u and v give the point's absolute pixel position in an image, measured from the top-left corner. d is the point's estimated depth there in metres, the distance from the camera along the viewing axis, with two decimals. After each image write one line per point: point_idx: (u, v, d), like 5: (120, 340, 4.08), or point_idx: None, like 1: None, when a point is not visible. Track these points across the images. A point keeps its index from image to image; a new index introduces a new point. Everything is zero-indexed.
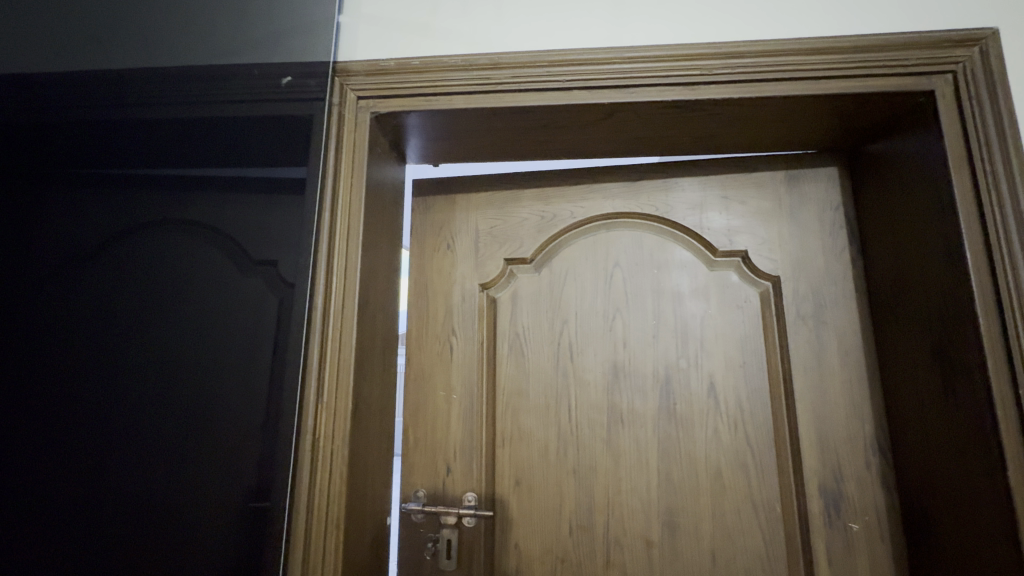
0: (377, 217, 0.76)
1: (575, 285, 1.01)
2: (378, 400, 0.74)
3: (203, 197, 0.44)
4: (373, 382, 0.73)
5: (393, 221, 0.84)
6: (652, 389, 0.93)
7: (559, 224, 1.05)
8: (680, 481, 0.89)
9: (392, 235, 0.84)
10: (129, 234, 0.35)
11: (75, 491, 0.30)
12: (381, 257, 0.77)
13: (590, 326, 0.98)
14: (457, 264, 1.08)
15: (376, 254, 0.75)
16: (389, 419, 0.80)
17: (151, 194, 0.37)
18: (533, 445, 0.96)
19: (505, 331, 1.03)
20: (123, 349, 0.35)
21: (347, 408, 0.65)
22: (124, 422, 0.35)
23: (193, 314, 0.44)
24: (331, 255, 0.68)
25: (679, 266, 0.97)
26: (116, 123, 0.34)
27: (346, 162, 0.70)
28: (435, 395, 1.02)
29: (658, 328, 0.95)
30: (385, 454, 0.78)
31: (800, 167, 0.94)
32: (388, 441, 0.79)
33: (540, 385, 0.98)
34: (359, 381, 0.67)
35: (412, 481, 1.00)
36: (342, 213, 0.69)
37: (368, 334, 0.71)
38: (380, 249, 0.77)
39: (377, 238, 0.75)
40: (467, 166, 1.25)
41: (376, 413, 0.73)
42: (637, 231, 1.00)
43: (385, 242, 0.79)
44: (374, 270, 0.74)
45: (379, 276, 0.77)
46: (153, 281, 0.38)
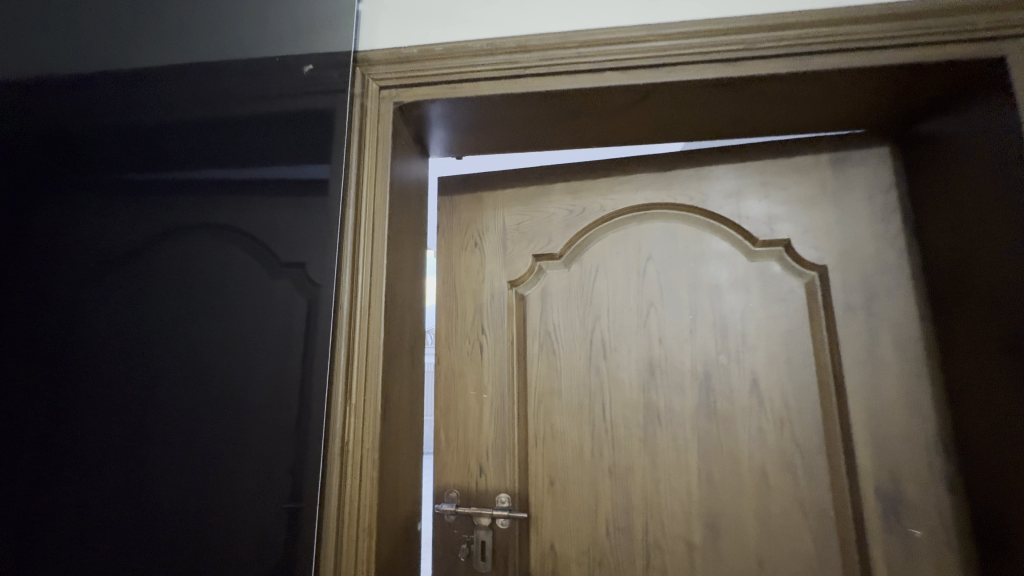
0: (402, 215, 0.74)
1: (606, 281, 0.98)
2: (406, 402, 0.72)
3: (227, 197, 0.43)
4: (402, 381, 0.71)
5: (418, 220, 0.82)
6: (690, 387, 0.89)
7: (588, 217, 1.01)
8: (724, 483, 0.85)
9: (418, 233, 0.82)
10: (164, 239, 0.35)
11: (105, 508, 0.29)
12: (407, 254, 0.75)
13: (623, 323, 0.95)
14: (486, 263, 1.06)
15: (401, 250, 0.73)
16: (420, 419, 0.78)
17: (179, 199, 0.36)
18: (567, 444, 0.93)
19: (535, 329, 1.00)
20: (158, 356, 0.34)
21: (373, 412, 0.62)
22: (157, 436, 0.34)
23: (222, 320, 0.42)
24: (357, 250, 0.65)
25: (716, 257, 0.92)
26: (151, 126, 0.34)
27: (369, 154, 0.68)
28: (466, 395, 1.00)
29: (696, 323, 0.91)
30: (416, 454, 0.76)
31: (846, 148, 0.88)
32: (419, 440, 0.77)
33: (572, 384, 0.95)
34: (387, 380, 0.65)
35: (445, 481, 0.98)
36: (368, 209, 0.67)
37: (396, 332, 0.69)
38: (406, 245, 0.75)
39: (403, 235, 0.74)
40: (493, 164, 1.24)
41: (402, 415, 0.70)
42: (670, 222, 0.96)
43: (410, 239, 0.77)
44: (400, 267, 0.72)
45: (405, 273, 0.75)
46: (186, 287, 0.37)
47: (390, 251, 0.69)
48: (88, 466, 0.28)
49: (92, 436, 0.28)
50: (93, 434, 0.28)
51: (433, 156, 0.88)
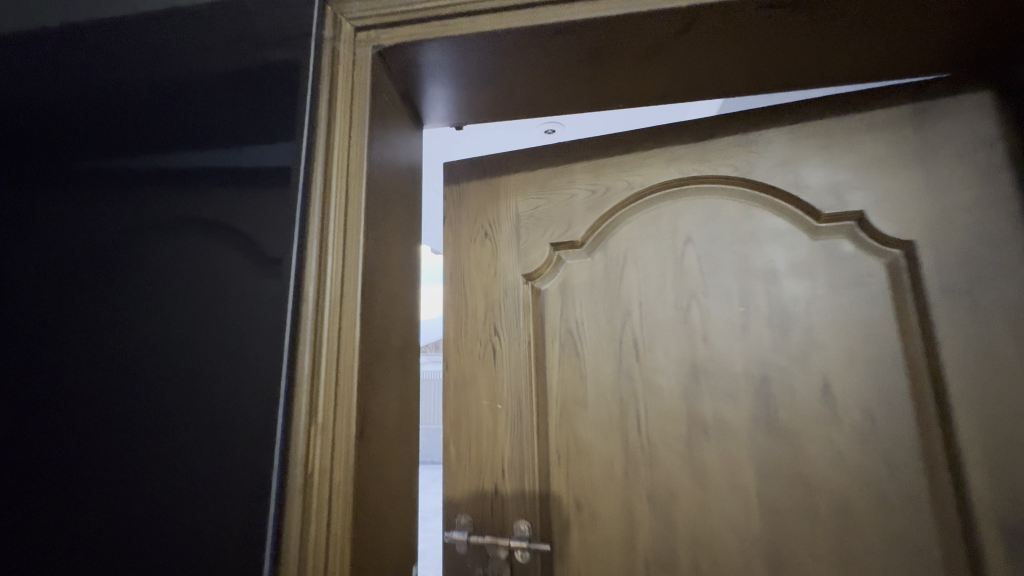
0: (386, 192, 0.60)
1: (637, 269, 0.83)
2: (394, 419, 0.58)
3: (223, 195, 0.41)
4: (390, 392, 0.58)
5: (410, 201, 0.69)
6: (743, 393, 0.73)
7: (613, 197, 0.87)
8: (791, 511, 0.69)
9: (410, 220, 0.69)
10: (155, 231, 0.34)
11: (104, 514, 0.30)
12: (394, 238, 0.62)
13: (659, 319, 0.80)
14: (497, 255, 0.93)
15: (385, 233, 0.60)
16: (416, 438, 0.65)
17: (172, 197, 0.36)
18: (595, 462, 0.79)
19: (556, 328, 0.86)
20: (151, 349, 0.34)
21: (349, 437, 0.48)
22: (149, 428, 0.33)
23: (222, 315, 0.40)
24: (326, 224, 0.50)
25: (769, 237, 0.76)
26: (133, 111, 0.34)
27: (341, 108, 0.54)
28: (479, 405, 0.88)
29: (748, 316, 0.75)
30: (410, 482, 0.63)
31: (930, 95, 0.72)
32: (415, 464, 0.64)
33: (601, 392, 0.81)
34: (367, 394, 0.51)
35: (456, 504, 0.86)
36: (341, 176, 0.52)
37: (381, 331, 0.56)
38: (392, 229, 0.62)
39: (388, 216, 0.61)
40: (504, 139, 1.11)
41: (385, 438, 0.56)
42: (711, 198, 0.80)
43: (398, 220, 0.64)
44: (385, 255, 0.59)
45: (393, 262, 0.61)
46: (182, 281, 0.37)
47: (371, 233, 0.55)
48: (82, 467, 0.28)
49: (88, 434, 0.29)
50: (89, 434, 0.29)
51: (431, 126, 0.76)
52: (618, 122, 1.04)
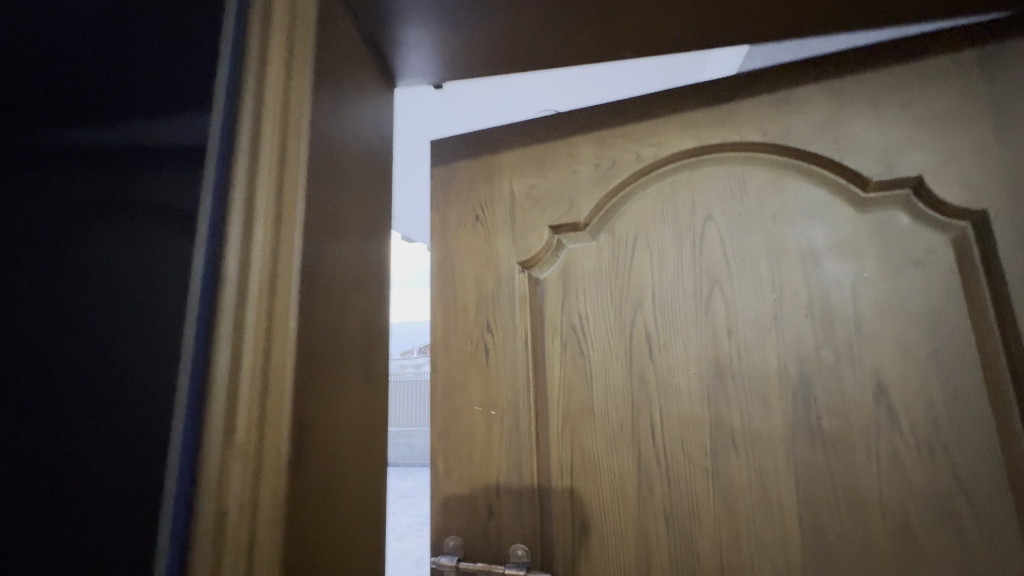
0: (337, 155, 0.49)
1: (649, 253, 0.71)
2: (348, 435, 0.47)
3: (153, 146, 0.37)
4: (344, 400, 0.46)
5: (374, 172, 0.58)
6: (777, 396, 0.62)
7: (620, 170, 0.75)
8: (837, 539, 0.57)
9: (376, 195, 0.58)
10: (90, 187, 0.32)
11: (37, 505, 0.27)
12: (351, 215, 0.51)
13: (676, 309, 0.68)
14: (489, 240, 0.82)
15: (338, 206, 0.48)
16: (383, 456, 0.54)
17: (102, 150, 0.33)
18: (603, 479, 0.68)
19: (556, 322, 0.75)
20: (86, 314, 0.31)
21: (277, 461, 0.36)
22: (83, 396, 0.31)
23: (154, 280, 0.36)
24: (253, 182, 0.39)
25: (806, 211, 0.64)
26: (59, 57, 0.31)
27: (278, 37, 0.42)
28: (470, 412, 0.77)
29: (781, 304, 0.63)
30: (377, 510, 0.52)
31: (1001, 36, 0.60)
32: (383, 487, 0.53)
33: (608, 396, 0.69)
34: (307, 403, 0.40)
35: (445, 525, 0.76)
36: (275, 127, 0.41)
37: (330, 325, 0.45)
38: (349, 202, 0.51)
39: (341, 185, 0.50)
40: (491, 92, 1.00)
41: (335, 460, 0.44)
42: (736, 167, 0.69)
43: (357, 193, 0.53)
44: (337, 233, 0.48)
45: (348, 243, 0.50)
46: (116, 241, 0.34)
47: (315, 203, 0.44)
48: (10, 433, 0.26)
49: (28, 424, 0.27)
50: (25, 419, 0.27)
51: (408, 78, 0.65)
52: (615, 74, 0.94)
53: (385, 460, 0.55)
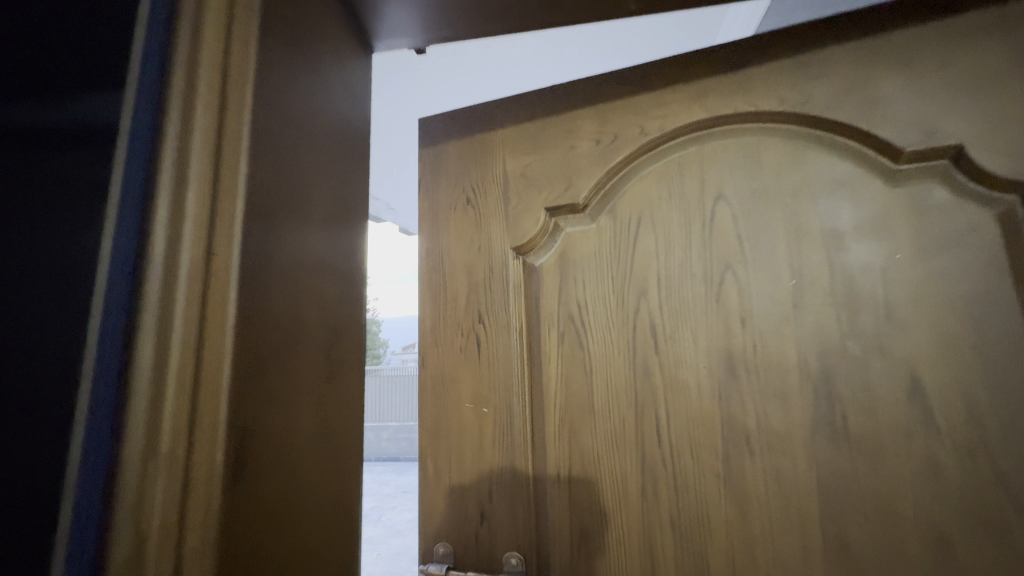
0: (293, 121, 0.43)
1: (654, 235, 0.64)
2: (303, 439, 0.41)
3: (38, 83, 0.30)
4: (299, 398, 0.41)
5: (341, 144, 0.52)
6: (797, 392, 0.55)
7: (622, 145, 0.68)
8: (865, 551, 0.51)
9: (344, 169, 0.52)
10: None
11: None
12: (310, 189, 0.45)
13: (684, 296, 0.62)
14: (480, 224, 0.76)
15: (293, 178, 0.42)
16: (350, 460, 0.48)
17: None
18: (603, 482, 0.62)
19: (552, 312, 0.69)
20: None
21: (210, 475, 0.30)
22: None
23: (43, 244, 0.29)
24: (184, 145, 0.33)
25: (829, 187, 0.58)
26: None
27: None
28: (461, 409, 0.72)
29: (801, 290, 0.57)
30: (342, 520, 0.46)
31: None
32: (352, 492, 0.48)
33: (609, 392, 0.63)
34: (251, 402, 0.35)
35: (434, 531, 0.71)
36: (213, 80, 0.35)
37: (281, 313, 0.39)
38: (308, 175, 0.45)
39: (299, 156, 0.44)
40: (488, 46, 0.93)
41: (286, 467, 0.38)
42: (750, 140, 0.62)
43: (318, 166, 0.47)
44: (293, 209, 0.42)
45: (307, 221, 0.44)
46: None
47: (263, 172, 0.38)
48: None
49: None
50: None
51: (386, 32, 0.59)
52: (611, 33, 0.89)
53: (353, 464, 0.49)
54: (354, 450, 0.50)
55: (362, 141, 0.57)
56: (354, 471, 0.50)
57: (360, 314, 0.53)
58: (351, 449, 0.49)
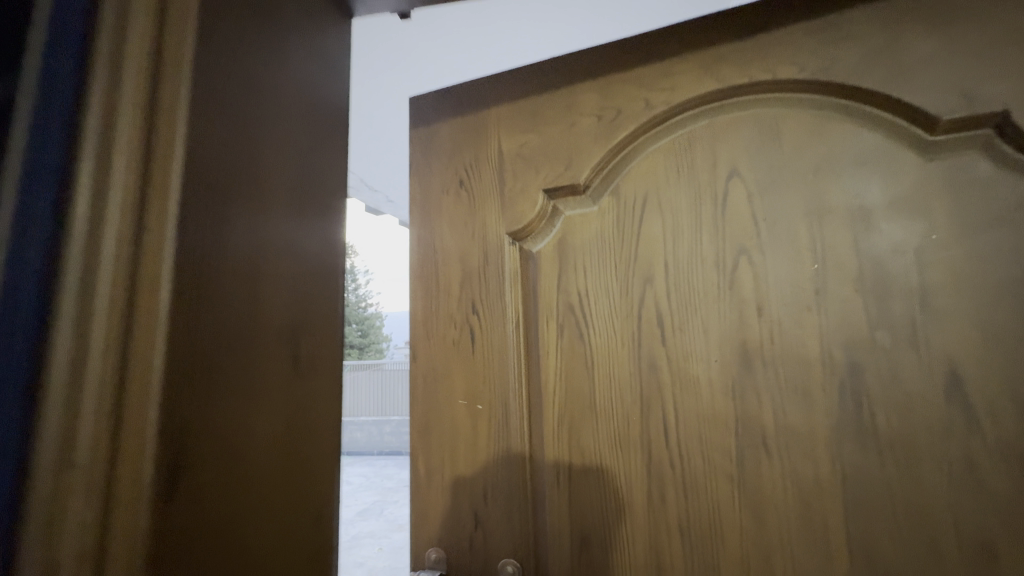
0: (245, 84, 0.38)
1: (661, 217, 0.59)
2: (253, 444, 0.36)
3: None
4: (254, 396, 0.37)
5: (304, 115, 0.46)
6: (820, 388, 0.50)
7: (627, 120, 0.63)
8: (896, 562, 0.47)
9: (308, 143, 0.47)
10: None
11: None
12: (266, 162, 0.40)
13: (693, 284, 0.56)
14: (473, 209, 0.70)
15: (246, 148, 0.38)
16: (311, 464, 0.44)
17: None
18: (606, 485, 0.57)
19: (550, 302, 0.63)
20: None
21: (136, 488, 0.26)
22: None
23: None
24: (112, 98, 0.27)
25: (855, 162, 0.53)
26: None
27: None
28: (454, 406, 0.67)
29: (823, 276, 0.52)
30: (298, 532, 0.42)
31: None
32: (318, 494, 0.45)
33: (613, 388, 0.58)
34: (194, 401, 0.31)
35: (426, 535, 0.66)
36: (148, 25, 0.29)
37: (234, 301, 0.35)
38: (264, 147, 0.40)
39: (253, 123, 0.39)
40: (482, 19, 0.86)
41: (232, 476, 0.34)
42: (768, 112, 0.57)
43: (276, 137, 0.42)
44: (246, 183, 0.37)
45: (263, 198, 0.39)
46: None
47: (208, 139, 0.33)
48: None
49: None
50: None
51: None
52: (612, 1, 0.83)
53: (316, 469, 0.45)
54: (319, 453, 0.45)
55: (333, 115, 0.52)
56: (319, 477, 0.45)
57: (328, 304, 0.48)
58: (315, 452, 0.45)
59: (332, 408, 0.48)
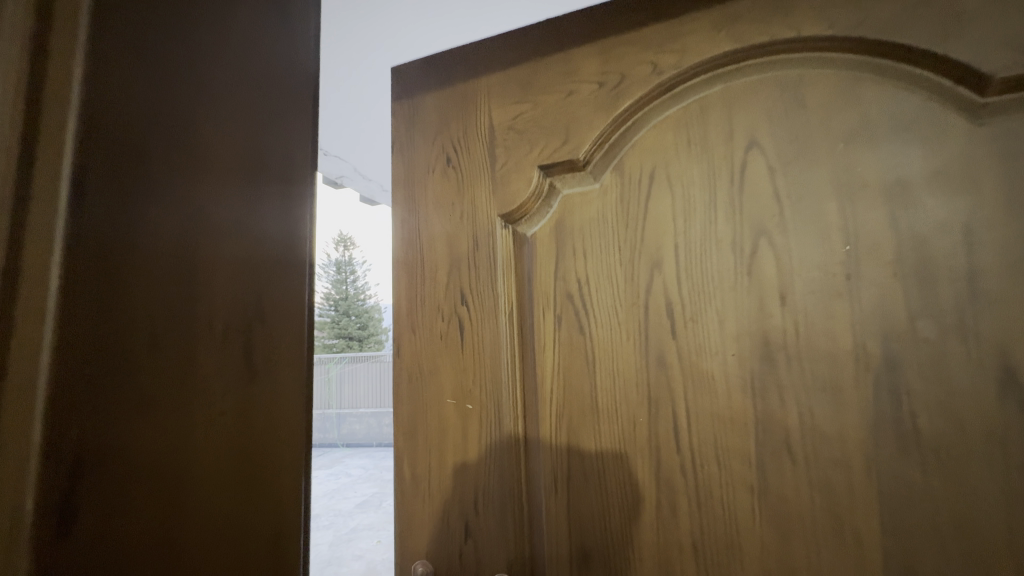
0: (177, 27, 0.32)
1: (669, 195, 0.53)
2: (188, 459, 0.30)
3: None
4: (189, 398, 0.31)
5: (260, 74, 0.40)
6: (852, 387, 0.44)
7: (631, 88, 0.56)
8: None
9: (265, 107, 0.40)
10: None
11: None
12: (205, 125, 0.34)
13: (706, 269, 0.50)
14: (462, 189, 0.64)
15: (177, 106, 0.31)
16: (272, 478, 0.38)
17: None
18: (609, 494, 0.52)
19: (546, 291, 0.57)
20: None
21: (11, 529, 0.20)
22: None
23: None
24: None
25: (892, 128, 0.46)
26: None
27: None
28: (442, 406, 0.61)
29: (856, 260, 0.45)
30: (256, 554, 0.36)
31: None
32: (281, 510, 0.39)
33: (616, 386, 0.52)
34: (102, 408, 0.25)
35: (412, 546, 0.61)
36: None
37: (161, 286, 0.29)
38: (203, 107, 0.33)
39: (186, 77, 0.32)
40: None
41: (161, 500, 0.28)
42: (790, 74, 0.50)
43: (220, 96, 0.35)
44: (176, 148, 0.31)
45: (201, 168, 0.33)
46: None
47: (122, 85, 0.27)
48: None
49: None
50: None
51: None
52: None
53: (280, 482, 0.39)
54: (284, 464, 0.40)
55: (300, 77, 0.45)
56: (284, 490, 0.39)
57: (297, 292, 0.42)
58: (278, 463, 0.39)
59: (301, 411, 0.42)
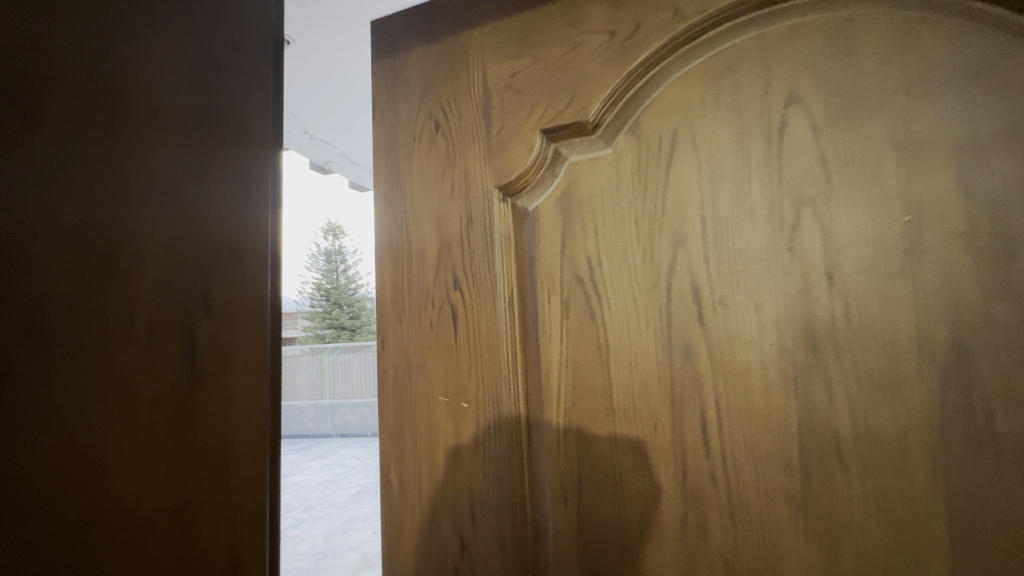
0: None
1: (695, 160, 0.45)
2: (121, 493, 0.24)
3: None
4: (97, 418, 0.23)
5: (245, 44, 0.35)
6: (914, 381, 0.38)
7: (648, 38, 0.48)
8: None
9: (254, 80, 0.36)
10: None
11: None
12: (169, 89, 0.29)
13: (739, 245, 0.43)
14: (452, 159, 0.56)
15: (116, 58, 0.25)
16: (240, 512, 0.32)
17: None
18: (626, 503, 0.45)
19: (552, 273, 0.50)
20: None
21: None
22: None
23: None
24: None
25: (964, 76, 0.39)
26: None
27: None
28: (434, 404, 0.54)
29: (919, 233, 0.39)
30: None
31: None
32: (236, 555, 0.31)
33: (633, 381, 0.46)
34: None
35: (402, 560, 0.54)
36: None
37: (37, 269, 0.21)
38: (157, 64, 0.28)
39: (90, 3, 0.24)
40: None
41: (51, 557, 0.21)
42: (839, 17, 0.42)
43: (175, 52, 0.29)
44: (104, 107, 0.24)
45: (147, 134, 0.27)
46: None
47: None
48: None
49: None
50: None
51: None
52: None
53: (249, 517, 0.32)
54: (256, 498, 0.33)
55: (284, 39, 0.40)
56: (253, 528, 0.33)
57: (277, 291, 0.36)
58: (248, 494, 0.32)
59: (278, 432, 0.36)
